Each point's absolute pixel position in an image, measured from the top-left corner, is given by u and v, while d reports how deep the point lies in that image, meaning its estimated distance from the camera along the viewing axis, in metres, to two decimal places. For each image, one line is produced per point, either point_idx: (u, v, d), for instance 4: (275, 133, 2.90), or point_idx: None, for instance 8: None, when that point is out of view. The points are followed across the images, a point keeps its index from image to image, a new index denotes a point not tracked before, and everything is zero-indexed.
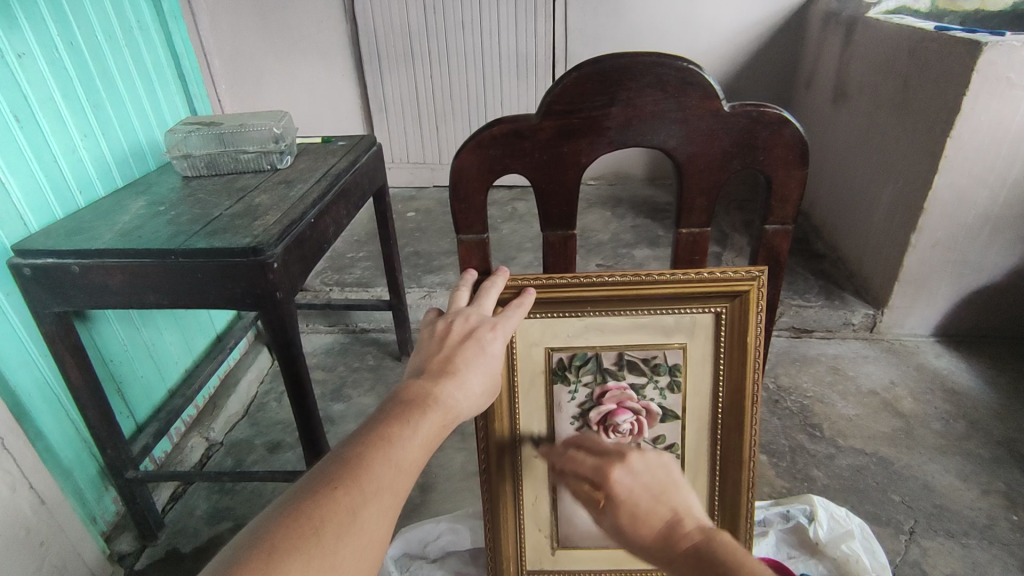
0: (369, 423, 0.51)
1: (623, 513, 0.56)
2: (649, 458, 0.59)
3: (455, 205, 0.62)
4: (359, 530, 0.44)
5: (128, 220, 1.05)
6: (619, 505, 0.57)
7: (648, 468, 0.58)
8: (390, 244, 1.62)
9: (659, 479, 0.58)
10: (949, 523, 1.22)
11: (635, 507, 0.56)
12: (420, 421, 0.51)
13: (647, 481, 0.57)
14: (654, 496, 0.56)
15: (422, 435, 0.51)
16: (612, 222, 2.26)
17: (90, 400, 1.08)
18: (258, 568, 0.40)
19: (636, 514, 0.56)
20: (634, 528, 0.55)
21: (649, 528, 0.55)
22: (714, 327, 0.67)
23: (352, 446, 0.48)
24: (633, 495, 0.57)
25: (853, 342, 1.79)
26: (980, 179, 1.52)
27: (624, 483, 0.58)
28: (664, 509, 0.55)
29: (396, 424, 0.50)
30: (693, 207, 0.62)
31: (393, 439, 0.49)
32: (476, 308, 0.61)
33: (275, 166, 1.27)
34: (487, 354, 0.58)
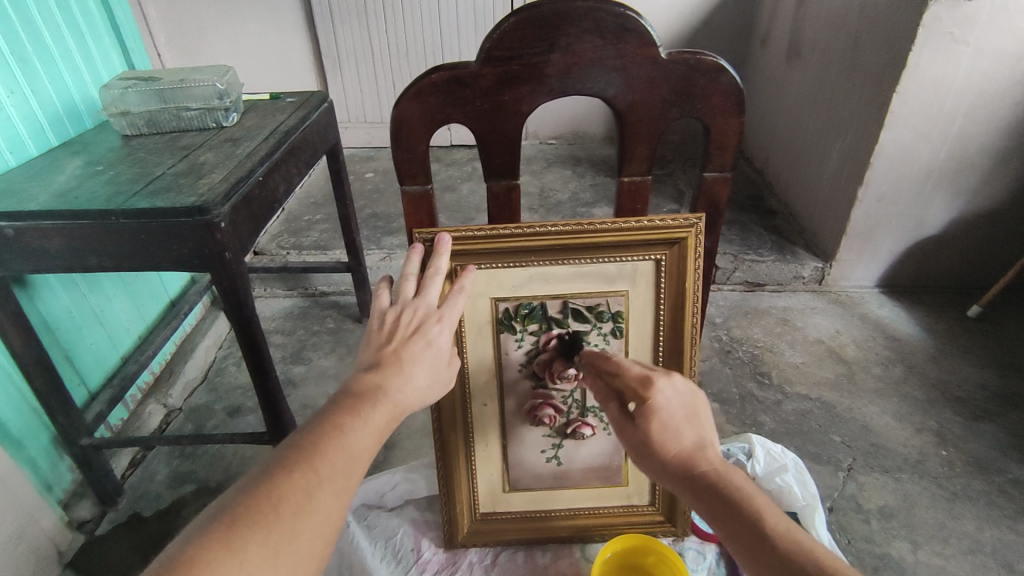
0: (321, 411, 0.51)
1: (654, 422, 0.60)
2: (687, 385, 0.61)
3: (398, 155, 0.61)
4: (316, 512, 0.45)
5: (64, 180, 1.01)
6: (654, 415, 0.60)
7: (682, 390, 0.61)
8: (345, 205, 1.59)
9: (692, 402, 0.61)
10: (883, 459, 1.31)
11: (668, 420, 0.59)
12: (372, 411, 0.52)
13: (683, 404, 0.60)
14: (688, 418, 0.60)
15: (373, 425, 0.51)
16: (572, 181, 2.26)
17: (36, 368, 1.06)
18: (215, 545, 0.40)
19: (668, 430, 0.59)
20: (662, 440, 0.59)
21: (676, 446, 0.59)
22: (654, 274, 0.69)
23: (307, 432, 0.49)
24: (669, 412, 0.60)
25: (802, 295, 1.85)
26: (924, 134, 1.57)
27: (663, 398, 0.60)
28: (694, 437, 0.59)
29: (349, 412, 0.51)
30: (634, 156, 0.63)
31: (346, 427, 0.50)
32: (423, 299, 0.60)
33: (220, 124, 1.23)
34: (437, 344, 0.59)
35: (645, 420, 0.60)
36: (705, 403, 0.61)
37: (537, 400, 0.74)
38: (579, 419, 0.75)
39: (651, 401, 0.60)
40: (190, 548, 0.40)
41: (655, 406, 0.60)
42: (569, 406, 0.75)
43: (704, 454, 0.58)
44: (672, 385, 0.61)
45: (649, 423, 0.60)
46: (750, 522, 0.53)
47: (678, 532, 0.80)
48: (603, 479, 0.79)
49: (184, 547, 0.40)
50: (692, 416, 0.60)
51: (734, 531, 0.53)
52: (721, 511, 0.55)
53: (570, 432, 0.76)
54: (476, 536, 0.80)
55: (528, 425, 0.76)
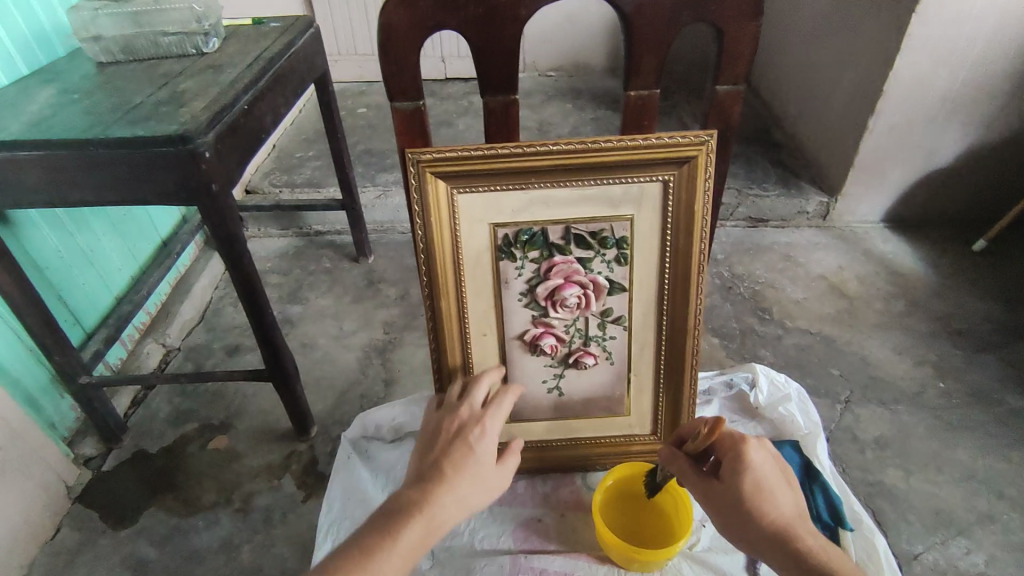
0: (362, 532, 0.57)
1: (752, 481, 0.64)
2: (774, 451, 0.68)
3: (385, 68, 0.57)
4: None
5: (37, 108, 0.95)
6: (750, 472, 0.64)
7: (774, 458, 0.67)
8: (337, 139, 1.53)
9: (782, 470, 0.67)
10: (881, 391, 1.31)
11: (765, 481, 0.64)
12: (404, 531, 0.56)
13: (777, 469, 0.66)
14: (780, 482, 0.66)
15: (404, 545, 0.56)
16: (572, 115, 2.19)
17: (27, 306, 1.04)
18: None
19: (766, 491, 0.64)
20: (761, 503, 0.63)
21: (773, 509, 0.63)
22: (661, 197, 0.65)
23: (354, 544, 0.56)
24: (767, 475, 0.65)
25: (806, 230, 1.82)
26: (941, 59, 1.50)
27: (759, 459, 0.65)
28: (788, 501, 0.64)
29: (382, 536, 0.56)
30: (641, 69, 0.59)
31: (373, 551, 0.55)
32: (469, 404, 0.67)
33: (200, 50, 1.17)
34: (478, 451, 0.63)
35: (741, 477, 0.64)
36: (788, 470, 0.68)
37: (538, 330, 0.72)
38: (581, 349, 0.74)
39: (748, 459, 0.65)
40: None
41: (753, 465, 0.65)
42: (571, 336, 0.73)
43: (799, 524, 0.64)
44: (764, 449, 0.66)
45: (745, 481, 0.64)
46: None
47: None
48: (604, 409, 0.78)
49: None
50: (782, 482, 0.66)
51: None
52: None
53: (571, 362, 0.75)
54: None
55: (529, 355, 0.74)
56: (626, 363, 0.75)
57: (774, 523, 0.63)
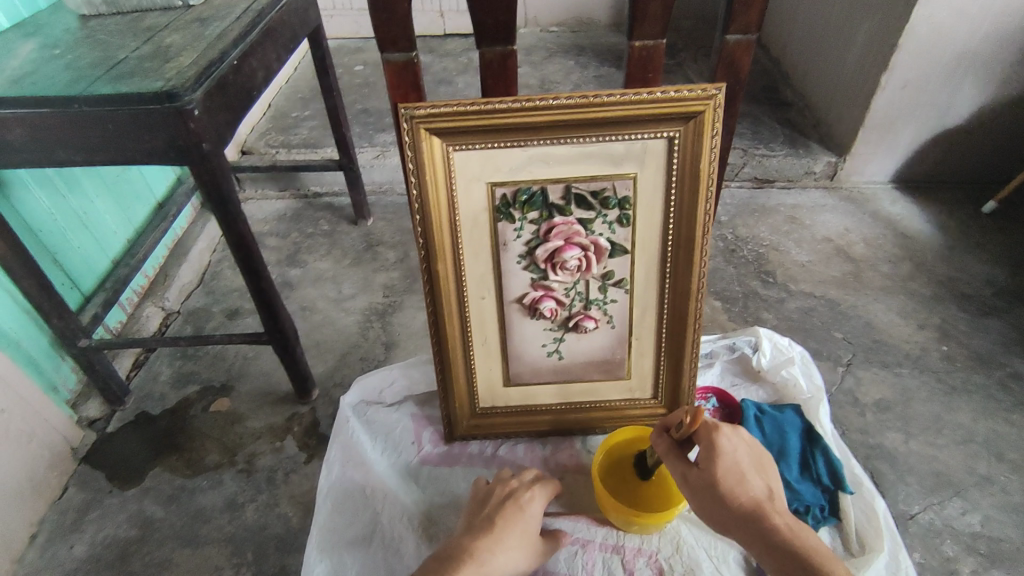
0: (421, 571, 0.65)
1: (723, 466, 0.66)
2: (746, 435, 0.69)
3: (377, 15, 0.54)
4: None
5: (18, 64, 0.92)
6: (721, 458, 0.66)
7: (747, 443, 0.68)
8: (332, 97, 1.49)
9: (755, 454, 0.68)
10: (883, 354, 1.31)
11: (736, 466, 0.66)
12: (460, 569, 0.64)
13: (749, 452, 0.67)
14: (754, 467, 0.67)
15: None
16: (574, 72, 2.12)
17: (21, 268, 1.02)
18: None
19: (738, 476, 0.65)
20: (730, 485, 0.65)
21: (744, 492, 0.65)
22: (666, 154, 0.63)
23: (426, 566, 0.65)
24: (737, 459, 0.66)
25: (813, 192, 1.79)
26: (958, 10, 1.44)
27: (730, 446, 0.67)
28: (759, 485, 0.66)
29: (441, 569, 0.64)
30: (646, 17, 0.56)
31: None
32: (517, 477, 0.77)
33: (188, 3, 1.10)
34: (527, 514, 0.72)
35: (712, 464, 0.66)
36: (761, 452, 0.69)
37: (537, 294, 0.71)
38: (581, 312, 0.73)
39: (719, 446, 0.66)
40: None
41: (723, 453, 0.66)
42: (572, 299, 0.72)
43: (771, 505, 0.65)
44: (736, 434, 0.68)
45: (716, 468, 0.66)
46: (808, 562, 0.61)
47: None
48: (604, 373, 0.77)
49: None
50: (756, 467, 0.67)
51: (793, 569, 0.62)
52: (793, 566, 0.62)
53: (571, 326, 0.74)
54: (476, 428, 0.80)
55: (528, 319, 0.73)
56: (627, 327, 0.74)
57: (744, 508, 0.65)
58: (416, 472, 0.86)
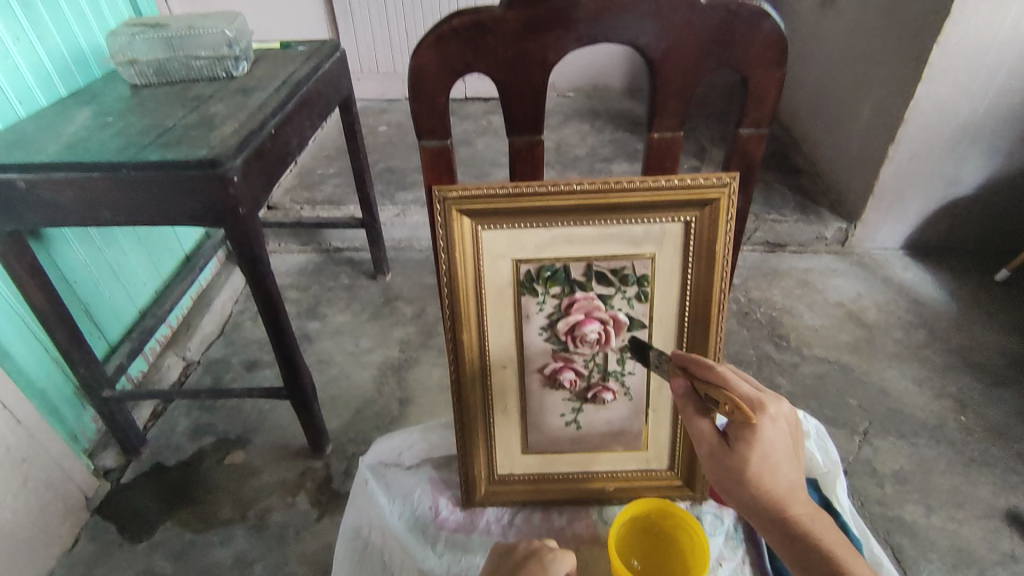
0: None
1: (757, 454, 0.57)
2: (789, 410, 0.59)
3: (415, 107, 0.58)
4: None
5: (74, 130, 0.99)
6: (758, 446, 0.57)
7: (785, 415, 0.59)
8: (359, 159, 1.56)
9: (790, 428, 0.59)
10: (900, 423, 1.30)
11: (771, 452, 0.57)
12: None
13: (787, 432, 0.58)
14: (787, 450, 0.58)
15: None
16: (590, 136, 2.20)
17: (56, 320, 1.06)
18: None
19: (770, 464, 0.57)
20: (760, 475, 0.57)
21: (772, 482, 0.58)
22: (683, 237, 0.66)
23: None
24: (775, 446, 0.57)
25: (824, 256, 1.81)
26: (963, 88, 1.49)
27: (773, 432, 0.57)
28: (790, 467, 0.58)
29: None
30: (665, 111, 0.60)
31: None
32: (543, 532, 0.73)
33: (231, 73, 1.19)
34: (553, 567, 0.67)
35: (747, 450, 0.57)
36: (797, 430, 0.61)
37: (558, 364, 0.73)
38: (600, 384, 0.74)
39: (761, 433, 0.57)
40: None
41: (763, 442, 0.57)
42: (590, 371, 0.74)
43: (795, 495, 0.58)
44: (779, 413, 0.58)
45: (750, 454, 0.57)
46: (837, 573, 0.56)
47: (696, 496, 0.81)
48: (621, 443, 0.78)
49: None
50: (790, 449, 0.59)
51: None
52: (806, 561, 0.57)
53: (590, 396, 0.75)
54: (493, 495, 0.80)
55: (548, 388, 0.75)
56: (644, 398, 0.76)
57: (772, 502, 0.58)
58: (432, 536, 0.83)
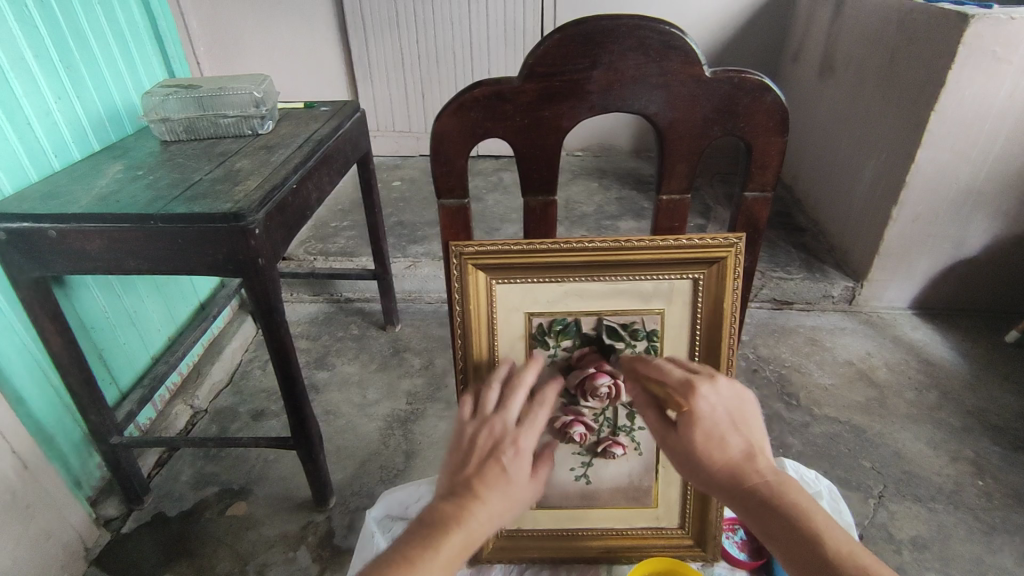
0: (394, 547, 0.50)
1: (699, 431, 0.57)
2: (731, 388, 0.58)
3: (436, 168, 0.61)
4: None
5: (105, 183, 1.03)
6: (698, 424, 0.57)
7: (726, 395, 0.58)
8: (374, 213, 1.60)
9: (738, 408, 0.57)
10: (916, 487, 1.27)
11: (714, 428, 0.57)
12: (442, 543, 0.50)
13: (728, 410, 0.57)
14: (735, 425, 0.57)
15: (443, 556, 0.50)
16: (598, 194, 2.26)
17: (72, 365, 1.08)
18: None
19: (715, 438, 0.57)
20: (708, 450, 0.57)
21: (723, 454, 0.56)
22: (691, 293, 0.68)
23: (382, 561, 0.49)
24: (715, 420, 0.57)
25: (831, 314, 1.82)
26: (962, 153, 1.53)
27: (707, 406, 0.57)
28: (741, 442, 0.56)
29: (419, 547, 0.50)
30: (673, 174, 0.63)
31: (413, 559, 0.49)
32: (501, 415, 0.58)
33: (256, 131, 1.25)
34: (509, 479, 0.54)
35: (689, 429, 0.58)
36: (749, 408, 0.58)
37: (568, 418, 0.73)
38: (610, 438, 0.75)
39: (696, 411, 0.57)
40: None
41: (700, 416, 0.57)
42: (601, 425, 0.74)
43: (755, 463, 0.56)
44: (717, 390, 0.58)
45: (693, 432, 0.57)
46: (811, 544, 0.52)
47: (708, 557, 0.79)
48: (632, 500, 0.77)
49: None
50: (739, 423, 0.57)
51: (795, 549, 0.52)
52: (781, 537, 0.53)
53: (600, 450, 0.75)
54: (501, 552, 0.79)
55: (558, 442, 0.75)
56: (654, 454, 0.76)
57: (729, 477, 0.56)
58: None
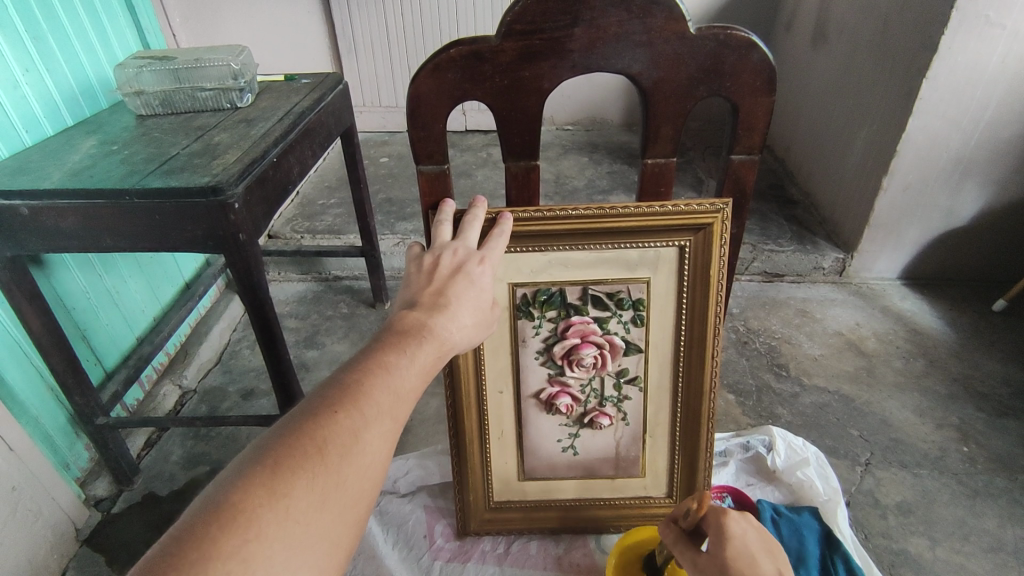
0: (362, 351, 0.48)
1: (731, 548, 0.60)
2: (758, 524, 0.63)
3: (413, 133, 0.59)
4: (363, 452, 0.43)
5: (79, 159, 1.00)
6: (730, 543, 0.60)
7: (756, 529, 0.62)
8: (360, 188, 1.58)
9: (765, 541, 0.62)
10: (903, 454, 1.28)
11: (745, 551, 0.60)
12: (415, 350, 0.48)
13: (758, 538, 0.61)
14: (764, 552, 0.60)
15: (418, 365, 0.48)
16: (588, 168, 2.23)
17: (53, 346, 1.06)
18: (267, 490, 0.38)
19: (746, 558, 0.59)
20: (741, 568, 0.59)
21: (753, 572, 0.59)
22: (677, 261, 0.67)
23: (349, 371, 0.46)
24: (746, 542, 0.60)
25: (822, 286, 1.82)
26: (953, 121, 1.52)
27: (740, 529, 0.61)
28: (771, 567, 0.59)
29: (392, 351, 0.48)
30: (658, 138, 0.61)
31: (389, 367, 0.47)
32: (462, 242, 0.58)
33: (235, 104, 1.22)
34: (474, 295, 0.54)
35: (720, 546, 0.60)
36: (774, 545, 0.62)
37: (554, 389, 0.73)
38: (597, 408, 0.74)
39: (729, 530, 0.60)
40: (235, 488, 0.38)
41: (732, 535, 0.60)
42: (587, 395, 0.74)
43: None
44: (747, 519, 0.62)
45: (726, 549, 0.60)
46: None
47: None
48: (619, 470, 0.77)
49: (231, 481, 0.39)
50: (767, 553, 0.61)
51: None
52: None
53: (587, 421, 0.75)
54: (489, 522, 0.79)
55: (545, 414, 0.74)
56: (641, 424, 0.75)
57: None
58: (427, 568, 0.80)
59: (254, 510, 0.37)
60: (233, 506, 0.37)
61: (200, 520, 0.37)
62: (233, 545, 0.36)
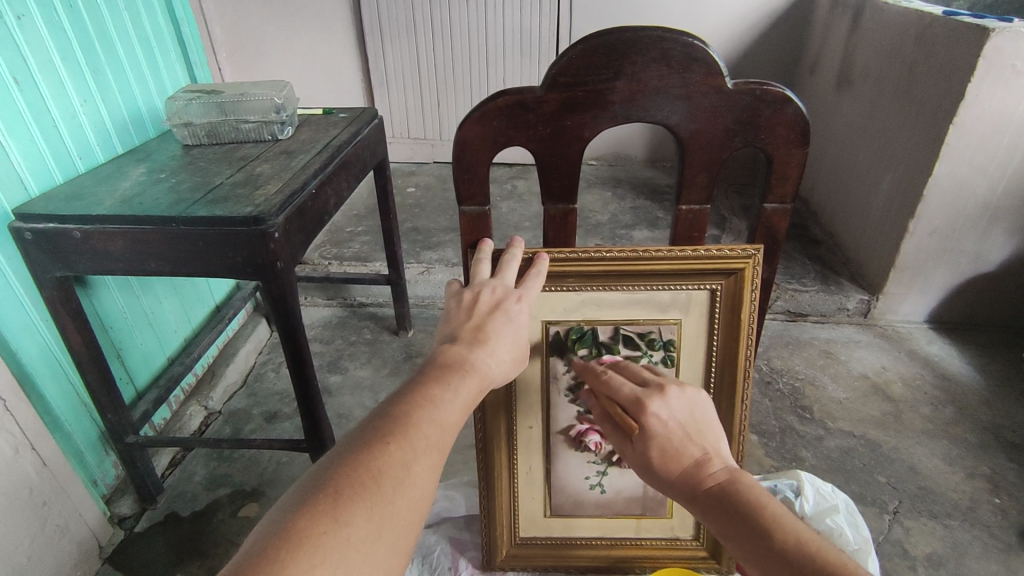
0: (406, 385, 0.50)
1: (653, 446, 0.58)
2: (682, 398, 0.60)
3: (457, 175, 0.62)
4: (413, 483, 0.44)
5: (129, 185, 1.05)
6: (652, 440, 0.59)
7: (679, 406, 0.60)
8: (389, 218, 1.62)
9: (691, 418, 0.59)
10: (932, 504, 1.25)
11: (669, 443, 0.58)
12: (459, 384, 0.50)
13: (680, 421, 0.59)
14: (689, 436, 0.59)
15: (462, 399, 0.50)
16: (612, 203, 2.26)
17: (91, 364, 1.09)
18: (329, 519, 0.40)
19: (669, 450, 0.58)
20: (665, 461, 0.58)
21: (680, 463, 0.58)
22: (709, 304, 0.68)
23: (396, 404, 0.48)
24: (668, 433, 0.58)
25: (847, 327, 1.80)
26: (981, 167, 1.52)
27: (661, 421, 0.59)
28: (697, 450, 0.58)
29: (437, 385, 0.49)
30: (692, 185, 0.63)
31: (435, 400, 0.48)
32: (500, 280, 0.60)
33: (275, 136, 1.27)
34: (512, 330, 0.56)
35: (645, 445, 0.59)
36: (705, 416, 0.60)
37: (583, 426, 0.73)
38: None
39: (648, 429, 0.59)
40: (298, 516, 0.39)
41: (654, 431, 0.58)
42: None
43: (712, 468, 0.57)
44: (669, 405, 0.59)
45: (649, 449, 0.59)
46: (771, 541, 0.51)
47: (721, 569, 0.78)
48: (645, 510, 0.77)
49: (294, 509, 0.40)
50: (692, 432, 0.59)
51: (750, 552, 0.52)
52: (737, 535, 0.53)
53: (615, 459, 0.75)
54: (514, 559, 0.79)
55: (573, 450, 0.75)
56: None
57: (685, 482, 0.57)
58: None
59: (319, 539, 0.39)
60: (298, 534, 0.38)
61: (267, 548, 0.38)
62: (300, 570, 0.37)
